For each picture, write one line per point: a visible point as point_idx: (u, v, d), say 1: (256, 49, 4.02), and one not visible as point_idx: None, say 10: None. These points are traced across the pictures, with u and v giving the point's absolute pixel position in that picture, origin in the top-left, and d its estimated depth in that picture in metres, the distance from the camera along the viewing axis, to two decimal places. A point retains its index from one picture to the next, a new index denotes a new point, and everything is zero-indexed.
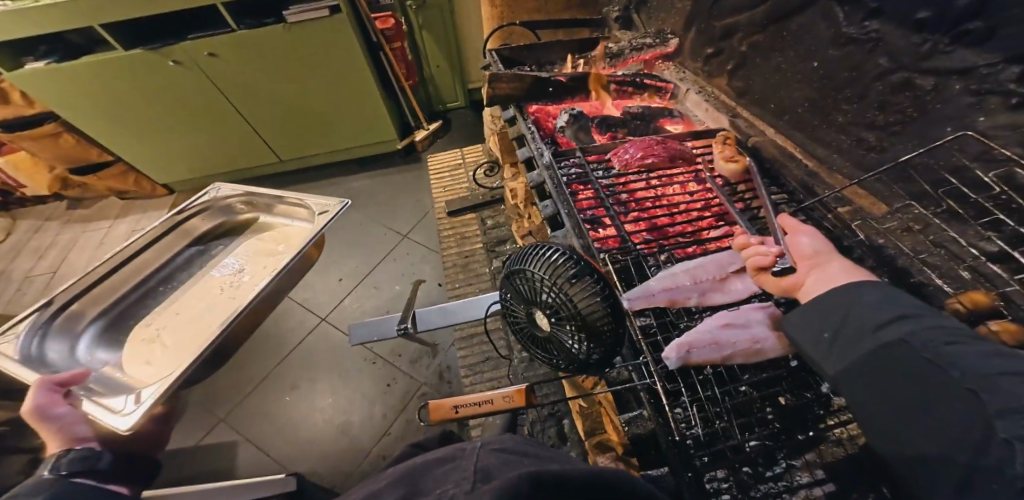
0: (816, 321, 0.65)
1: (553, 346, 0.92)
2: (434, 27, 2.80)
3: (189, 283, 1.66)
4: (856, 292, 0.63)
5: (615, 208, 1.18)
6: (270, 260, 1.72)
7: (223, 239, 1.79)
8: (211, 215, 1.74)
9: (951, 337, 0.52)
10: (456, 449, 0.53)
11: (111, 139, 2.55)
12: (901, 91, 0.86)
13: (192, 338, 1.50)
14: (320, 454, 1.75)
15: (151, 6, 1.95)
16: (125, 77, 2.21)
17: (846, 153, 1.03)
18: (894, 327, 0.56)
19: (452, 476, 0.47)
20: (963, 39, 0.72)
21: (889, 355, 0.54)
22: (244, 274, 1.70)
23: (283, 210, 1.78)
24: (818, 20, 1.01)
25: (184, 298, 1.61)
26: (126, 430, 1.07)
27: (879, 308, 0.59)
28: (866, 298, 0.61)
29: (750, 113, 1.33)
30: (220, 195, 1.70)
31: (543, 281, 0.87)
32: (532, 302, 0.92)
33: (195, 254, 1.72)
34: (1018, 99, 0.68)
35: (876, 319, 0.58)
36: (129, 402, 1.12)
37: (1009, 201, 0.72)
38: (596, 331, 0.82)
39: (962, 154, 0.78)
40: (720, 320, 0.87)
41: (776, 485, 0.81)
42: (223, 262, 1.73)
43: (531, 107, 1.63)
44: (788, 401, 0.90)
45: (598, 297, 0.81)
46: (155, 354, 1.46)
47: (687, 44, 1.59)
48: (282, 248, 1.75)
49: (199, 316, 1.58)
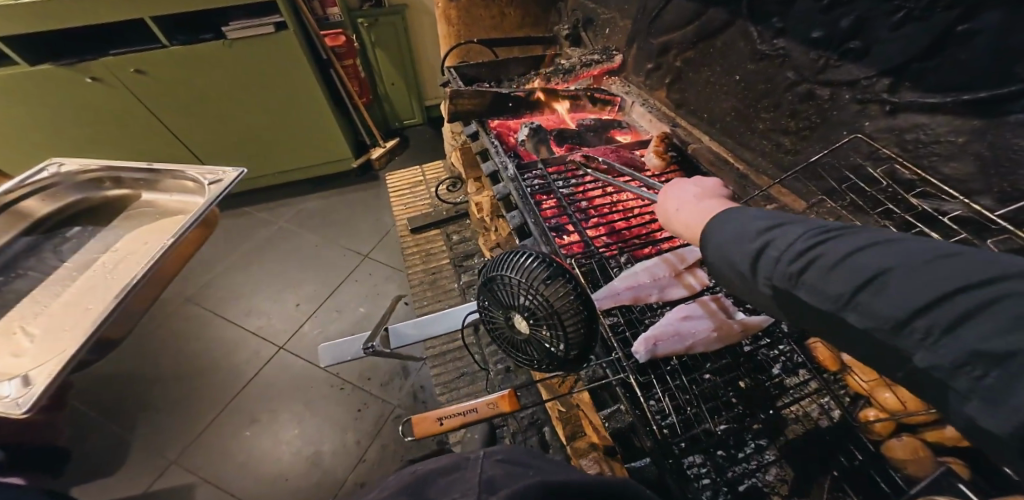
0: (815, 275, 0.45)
1: (532, 349, 0.84)
2: (387, 44, 2.83)
3: (56, 271, 1.32)
4: (710, 229, 0.61)
5: (577, 215, 1.22)
6: (154, 236, 1.41)
7: (80, 222, 1.46)
8: (56, 194, 1.43)
9: (809, 244, 0.47)
10: (460, 460, 0.55)
11: (11, 159, 2.30)
12: (806, 100, 1.00)
13: (68, 320, 1.21)
14: (291, 489, 1.65)
15: (56, 20, 1.83)
16: (30, 93, 2.03)
17: (768, 155, 1.15)
18: (784, 268, 0.48)
19: (457, 486, 0.49)
20: (847, 56, 0.88)
21: (782, 303, 0.50)
22: (123, 254, 1.37)
23: (168, 186, 1.49)
24: (737, 39, 1.14)
25: (53, 280, 1.30)
26: (22, 413, 0.90)
27: (733, 255, 0.55)
28: (713, 229, 0.60)
29: (688, 122, 1.45)
30: (67, 173, 1.43)
31: (519, 285, 0.81)
32: (509, 306, 0.84)
33: (36, 242, 1.38)
34: (891, 107, 0.83)
35: (738, 245, 0.54)
36: (13, 385, 0.94)
37: (896, 192, 0.87)
38: (572, 331, 0.76)
39: (857, 154, 0.93)
40: (680, 313, 0.94)
41: (745, 465, 0.92)
42: (95, 244, 1.39)
43: (492, 122, 1.69)
44: (747, 384, 0.96)
45: (573, 295, 0.75)
46: (22, 343, 1.16)
47: (631, 61, 1.69)
48: (170, 226, 1.44)
49: (74, 302, 1.25)
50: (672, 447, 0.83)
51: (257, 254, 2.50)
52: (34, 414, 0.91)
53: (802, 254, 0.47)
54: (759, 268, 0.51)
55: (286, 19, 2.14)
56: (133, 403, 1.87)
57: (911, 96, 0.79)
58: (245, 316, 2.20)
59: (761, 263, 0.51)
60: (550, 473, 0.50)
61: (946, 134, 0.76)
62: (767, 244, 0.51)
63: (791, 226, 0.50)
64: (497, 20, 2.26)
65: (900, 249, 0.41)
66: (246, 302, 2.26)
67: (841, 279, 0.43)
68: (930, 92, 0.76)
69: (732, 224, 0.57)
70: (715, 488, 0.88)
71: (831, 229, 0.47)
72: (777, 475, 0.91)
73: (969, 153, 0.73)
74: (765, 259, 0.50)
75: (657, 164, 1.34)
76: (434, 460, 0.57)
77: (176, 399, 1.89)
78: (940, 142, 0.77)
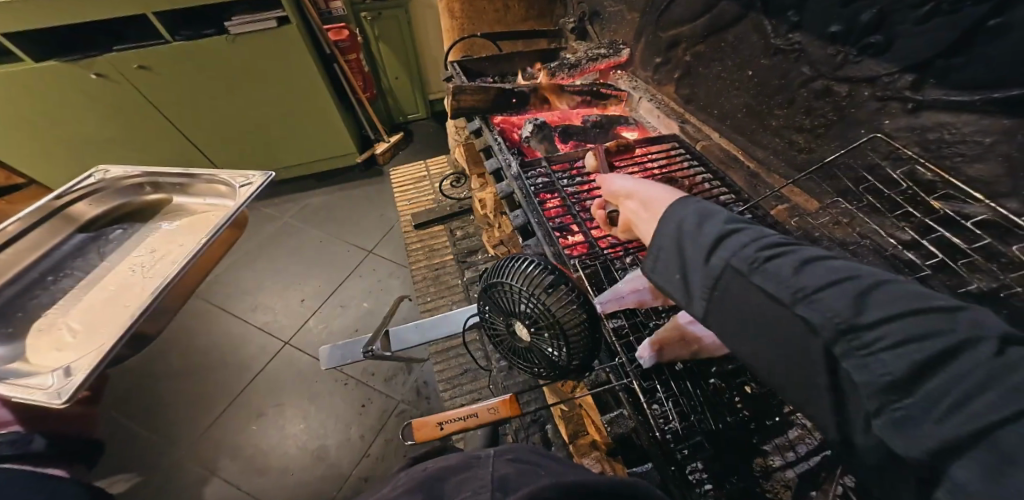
0: (751, 283, 0.45)
1: (534, 357, 0.83)
2: (389, 37, 2.79)
3: (96, 270, 1.30)
4: (679, 208, 0.55)
5: (581, 214, 1.20)
6: (189, 238, 1.39)
7: (123, 223, 1.44)
8: (103, 199, 1.42)
9: (775, 243, 0.46)
10: (472, 457, 0.53)
11: (16, 155, 2.31)
12: (822, 97, 0.96)
13: (102, 318, 1.19)
14: (296, 483, 1.66)
15: (59, 17, 1.83)
16: (36, 92, 2.04)
17: (781, 154, 1.12)
18: (752, 252, 0.46)
19: (470, 483, 0.47)
20: (867, 51, 0.84)
21: (724, 285, 0.48)
22: (158, 254, 1.36)
23: (200, 190, 1.47)
24: (749, 33, 1.10)
25: (94, 280, 1.28)
26: (61, 403, 0.89)
27: (696, 236, 0.51)
28: (677, 208, 0.56)
29: (697, 118, 1.41)
30: (112, 178, 1.42)
31: (520, 292, 0.78)
32: (510, 313, 0.82)
33: (85, 241, 1.37)
34: (913, 105, 0.79)
35: (710, 226, 0.51)
36: (56, 377, 0.94)
37: (915, 194, 0.84)
38: (575, 341, 0.74)
39: (875, 153, 0.90)
40: (687, 317, 0.90)
41: (750, 469, 0.90)
42: (130, 245, 1.38)
43: (496, 118, 1.65)
44: (753, 389, 0.95)
45: (575, 305, 0.73)
46: (65, 336, 1.15)
47: (638, 55, 1.65)
48: (200, 226, 1.42)
49: (113, 296, 1.24)
50: (675, 454, 0.82)
51: (262, 249, 2.51)
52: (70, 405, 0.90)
53: (767, 248, 0.46)
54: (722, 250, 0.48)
55: (290, 14, 2.12)
56: (144, 396, 1.90)
57: (935, 94, 0.75)
58: (251, 312, 2.21)
59: (723, 248, 0.48)
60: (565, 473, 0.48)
61: (972, 134, 0.72)
62: (736, 233, 0.49)
63: (739, 236, 0.48)
64: (501, 13, 2.22)
65: (814, 274, 0.42)
66: (250, 298, 2.27)
67: (813, 274, 0.42)
68: (955, 89, 0.72)
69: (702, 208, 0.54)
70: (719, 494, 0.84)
71: (788, 241, 0.47)
72: (781, 482, 0.88)
73: (995, 154, 0.70)
74: (732, 244, 0.48)
75: (592, 165, 1.26)
76: (445, 456, 0.55)
77: (182, 394, 1.91)
78: (966, 142, 0.73)
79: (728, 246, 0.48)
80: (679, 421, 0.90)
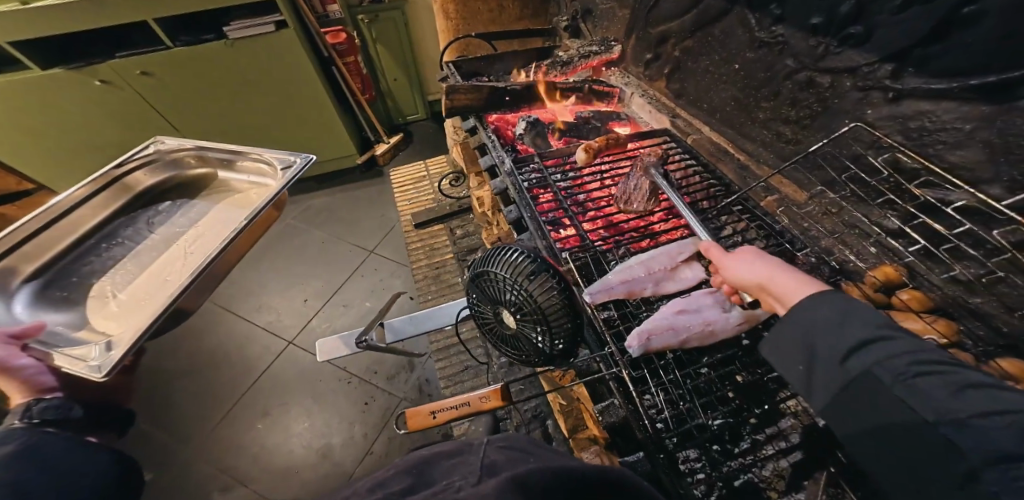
0: (875, 389, 0.50)
1: (521, 345, 0.85)
2: (387, 39, 2.82)
3: (147, 240, 1.27)
4: (812, 303, 0.59)
5: (573, 208, 1.21)
6: (232, 214, 1.34)
7: (172, 197, 1.39)
8: (156, 172, 1.37)
9: (928, 361, 0.48)
10: (462, 445, 0.54)
11: (22, 159, 2.35)
12: (806, 88, 0.97)
13: (148, 288, 1.15)
14: (301, 479, 1.69)
15: (62, 25, 1.87)
16: (41, 97, 2.08)
17: (770, 146, 1.13)
18: (895, 365, 0.49)
19: (459, 469, 0.48)
20: (848, 41, 0.85)
21: (860, 385, 0.51)
22: (203, 229, 1.31)
23: (246, 167, 1.40)
24: (735, 27, 1.11)
25: (143, 251, 1.24)
26: (103, 376, 0.87)
27: (837, 332, 0.55)
28: (810, 300, 0.60)
29: (688, 112, 1.42)
30: (166, 150, 1.38)
31: (506, 281, 0.81)
32: (497, 301, 0.84)
33: (133, 215, 1.31)
34: (894, 94, 0.80)
35: (890, 344, 0.51)
36: (99, 350, 0.92)
37: (898, 183, 0.85)
38: (558, 327, 0.76)
39: (859, 143, 0.91)
40: (675, 307, 0.93)
41: (743, 459, 0.90)
42: (179, 217, 1.34)
43: (490, 117, 1.69)
44: (744, 378, 0.96)
45: (556, 291, 0.76)
46: (113, 305, 1.11)
47: (630, 51, 1.66)
48: (245, 204, 1.36)
49: (159, 269, 1.19)
50: (664, 442, 0.83)
51: (265, 250, 2.54)
52: (112, 379, 0.88)
53: (918, 364, 0.48)
54: (860, 354, 0.52)
55: (287, 17, 2.15)
56: (150, 396, 1.94)
57: (914, 82, 0.76)
58: (255, 312, 2.24)
59: (867, 353, 0.52)
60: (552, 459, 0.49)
61: (952, 121, 0.73)
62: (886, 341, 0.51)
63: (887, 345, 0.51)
64: (495, 13, 2.24)
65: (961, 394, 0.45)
66: (254, 298, 2.31)
67: (970, 399, 0.44)
68: (934, 77, 0.73)
69: (848, 306, 0.57)
70: (710, 483, 0.87)
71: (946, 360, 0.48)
72: (774, 471, 0.91)
73: (975, 141, 0.70)
74: (877, 352, 0.51)
75: (583, 159, 1.30)
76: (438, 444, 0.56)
77: (189, 393, 1.95)
78: (946, 130, 0.74)
79: (854, 342, 0.53)
80: (669, 410, 0.91)
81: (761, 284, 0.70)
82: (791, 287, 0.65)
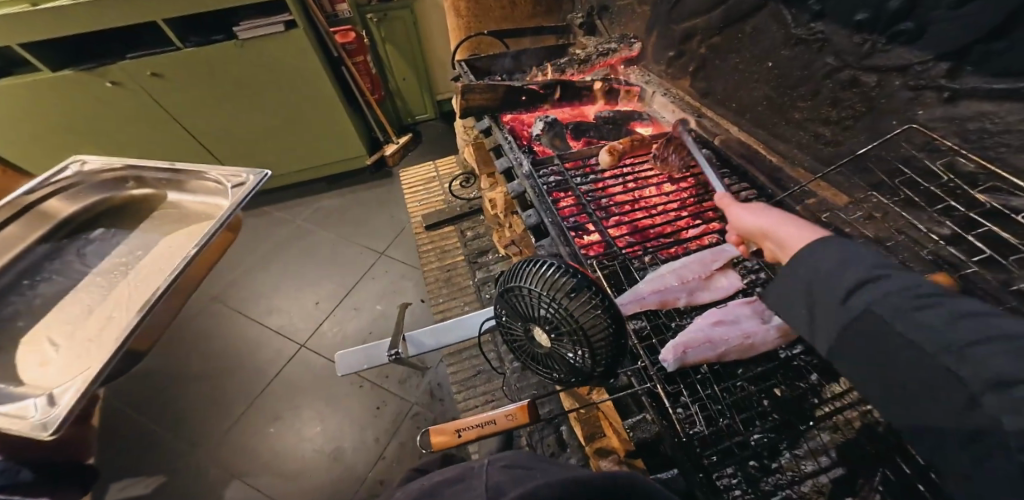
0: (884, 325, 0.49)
1: (555, 364, 0.81)
2: (396, 38, 2.79)
3: (86, 280, 1.31)
4: (820, 246, 0.60)
5: (597, 213, 1.17)
6: (178, 242, 1.39)
7: (103, 222, 1.47)
8: (78, 194, 1.44)
9: (928, 294, 0.48)
10: (464, 468, 0.52)
11: (33, 161, 2.35)
12: (850, 87, 0.92)
13: (92, 331, 1.19)
14: (314, 485, 1.66)
15: (71, 27, 1.85)
16: (49, 100, 2.07)
17: (806, 148, 1.08)
18: (900, 301, 0.49)
19: (465, 493, 0.46)
20: (898, 38, 0.80)
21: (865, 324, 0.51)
22: (148, 262, 1.35)
23: (192, 187, 1.47)
24: (769, 24, 1.06)
25: (84, 291, 1.28)
26: (49, 435, 0.88)
27: (834, 275, 0.56)
28: (818, 244, 0.60)
29: (714, 112, 1.37)
30: (91, 170, 1.43)
31: (541, 298, 0.77)
32: (529, 318, 0.81)
33: (60, 243, 1.39)
34: (950, 94, 0.75)
35: (890, 282, 0.51)
36: (39, 406, 0.93)
37: (955, 187, 0.80)
38: (598, 346, 0.73)
39: (910, 145, 0.86)
40: (711, 319, 0.89)
41: (782, 476, 0.84)
42: (120, 254, 1.38)
43: (505, 116, 1.65)
44: (783, 392, 0.92)
45: (600, 310, 0.72)
46: (50, 353, 1.15)
47: (650, 48, 1.61)
48: (193, 232, 1.41)
49: (103, 310, 1.23)
50: (702, 459, 0.79)
51: (274, 253, 2.52)
52: (60, 436, 0.89)
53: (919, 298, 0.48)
54: (864, 292, 0.52)
55: (296, 17, 2.12)
56: (157, 400, 1.92)
57: (974, 82, 0.71)
58: (266, 314, 2.23)
59: (868, 292, 0.52)
60: (558, 473, 0.47)
61: (1017, 123, 0.68)
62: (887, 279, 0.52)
63: (890, 281, 0.51)
64: (507, 10, 2.19)
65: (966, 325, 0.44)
66: (265, 300, 2.29)
67: (967, 329, 0.44)
68: (997, 77, 0.68)
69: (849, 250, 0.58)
70: None
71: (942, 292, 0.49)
72: (812, 486, 0.84)
73: None
74: (877, 289, 0.51)
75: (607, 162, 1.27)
76: (441, 470, 0.54)
77: (197, 398, 1.93)
78: (1010, 132, 0.69)
79: (856, 279, 0.53)
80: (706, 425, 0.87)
81: (764, 232, 0.73)
82: (792, 231, 0.67)
